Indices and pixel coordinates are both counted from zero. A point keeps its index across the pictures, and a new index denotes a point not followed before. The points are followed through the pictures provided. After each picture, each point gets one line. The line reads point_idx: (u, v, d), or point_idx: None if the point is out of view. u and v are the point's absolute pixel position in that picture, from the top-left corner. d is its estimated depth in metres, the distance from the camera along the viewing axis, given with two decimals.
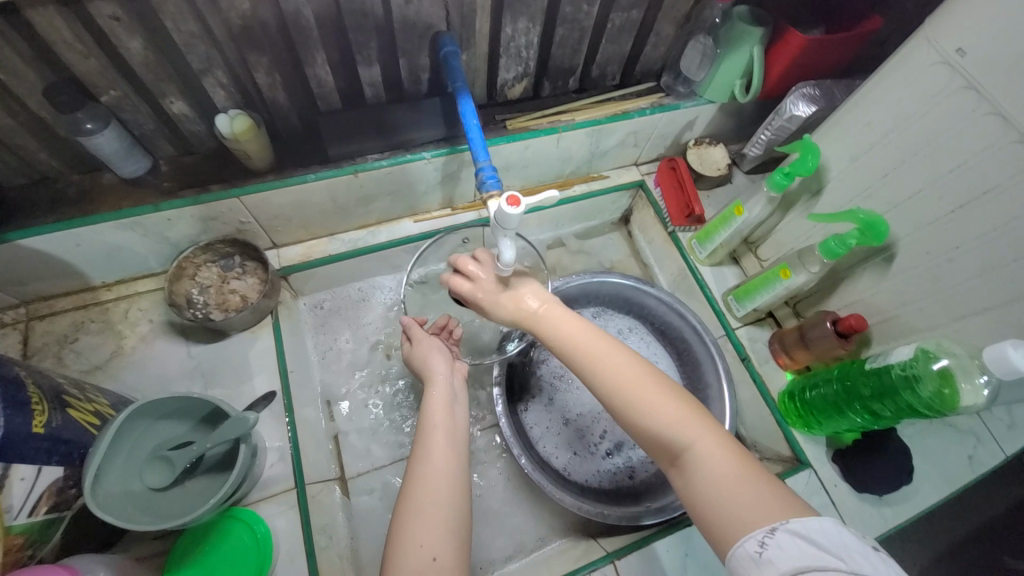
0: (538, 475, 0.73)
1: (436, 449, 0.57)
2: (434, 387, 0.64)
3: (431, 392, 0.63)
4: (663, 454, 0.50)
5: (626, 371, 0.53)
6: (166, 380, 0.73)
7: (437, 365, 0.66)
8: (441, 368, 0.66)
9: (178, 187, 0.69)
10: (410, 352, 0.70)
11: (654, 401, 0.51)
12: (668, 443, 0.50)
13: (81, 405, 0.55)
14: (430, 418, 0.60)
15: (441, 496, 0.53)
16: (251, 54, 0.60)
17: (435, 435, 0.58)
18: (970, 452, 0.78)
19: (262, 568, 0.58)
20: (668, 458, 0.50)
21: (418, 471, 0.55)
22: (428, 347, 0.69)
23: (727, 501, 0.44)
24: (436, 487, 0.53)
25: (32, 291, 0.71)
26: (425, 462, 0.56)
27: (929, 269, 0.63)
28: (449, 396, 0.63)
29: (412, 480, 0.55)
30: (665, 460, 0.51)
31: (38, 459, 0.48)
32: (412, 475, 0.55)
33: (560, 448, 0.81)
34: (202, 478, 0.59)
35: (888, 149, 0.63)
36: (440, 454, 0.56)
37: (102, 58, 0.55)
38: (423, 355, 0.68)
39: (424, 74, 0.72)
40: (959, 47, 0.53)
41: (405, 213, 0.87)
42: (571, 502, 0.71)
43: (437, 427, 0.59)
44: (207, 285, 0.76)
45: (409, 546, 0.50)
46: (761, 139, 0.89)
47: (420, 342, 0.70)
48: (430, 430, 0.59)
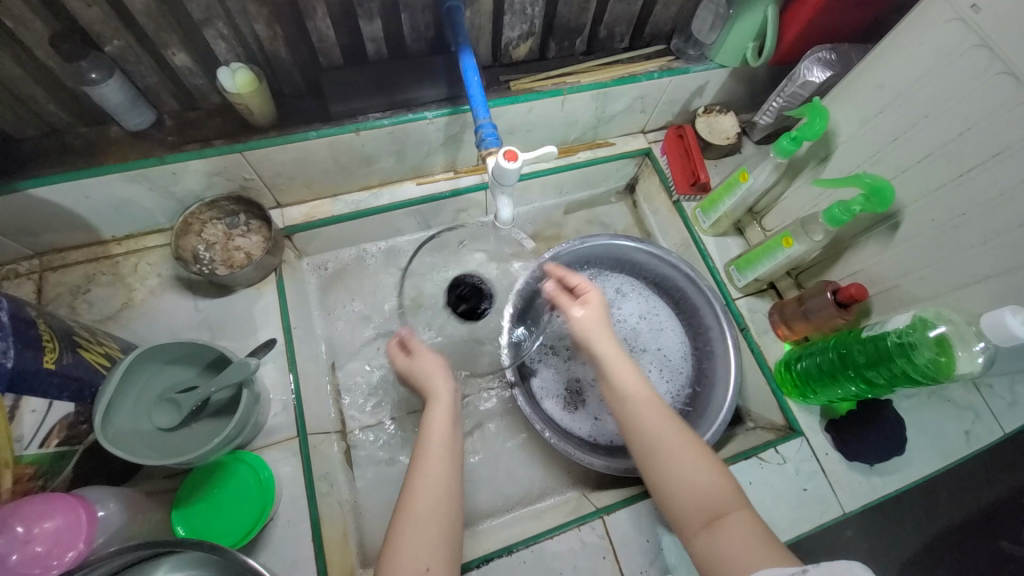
0: (565, 446, 0.74)
1: (432, 466, 0.58)
2: (436, 402, 0.64)
3: (432, 414, 0.62)
4: (696, 517, 0.54)
5: (673, 431, 0.59)
6: (173, 331, 0.75)
7: (439, 379, 0.66)
8: (449, 388, 0.65)
9: (182, 141, 0.69)
10: (410, 365, 0.68)
11: (698, 463, 0.57)
12: (704, 505, 0.54)
13: (92, 347, 0.58)
14: (432, 433, 0.60)
15: (433, 512, 0.54)
16: (251, 5, 0.60)
17: (438, 454, 0.59)
18: (967, 428, 0.77)
19: (264, 509, 0.61)
20: (700, 520, 0.53)
21: (417, 487, 0.56)
22: (432, 361, 0.67)
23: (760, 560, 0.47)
24: (428, 504, 0.55)
25: (46, 243, 0.73)
26: (423, 478, 0.57)
27: (933, 236, 0.62)
28: (455, 405, 0.65)
29: (411, 490, 0.56)
30: (695, 523, 0.54)
31: (48, 394, 0.51)
32: (409, 492, 0.56)
33: (581, 418, 0.82)
34: (208, 421, 0.63)
35: (898, 112, 0.62)
36: (441, 473, 0.57)
37: (105, 6, 0.56)
38: (432, 368, 0.67)
39: (428, 31, 0.71)
40: (975, 2, 0.52)
41: (407, 176, 0.88)
42: (600, 464, 0.73)
43: (435, 443, 0.60)
44: (212, 241, 0.78)
45: (407, 554, 0.51)
46: (773, 107, 0.86)
47: (420, 357, 0.68)
48: (428, 449, 0.59)
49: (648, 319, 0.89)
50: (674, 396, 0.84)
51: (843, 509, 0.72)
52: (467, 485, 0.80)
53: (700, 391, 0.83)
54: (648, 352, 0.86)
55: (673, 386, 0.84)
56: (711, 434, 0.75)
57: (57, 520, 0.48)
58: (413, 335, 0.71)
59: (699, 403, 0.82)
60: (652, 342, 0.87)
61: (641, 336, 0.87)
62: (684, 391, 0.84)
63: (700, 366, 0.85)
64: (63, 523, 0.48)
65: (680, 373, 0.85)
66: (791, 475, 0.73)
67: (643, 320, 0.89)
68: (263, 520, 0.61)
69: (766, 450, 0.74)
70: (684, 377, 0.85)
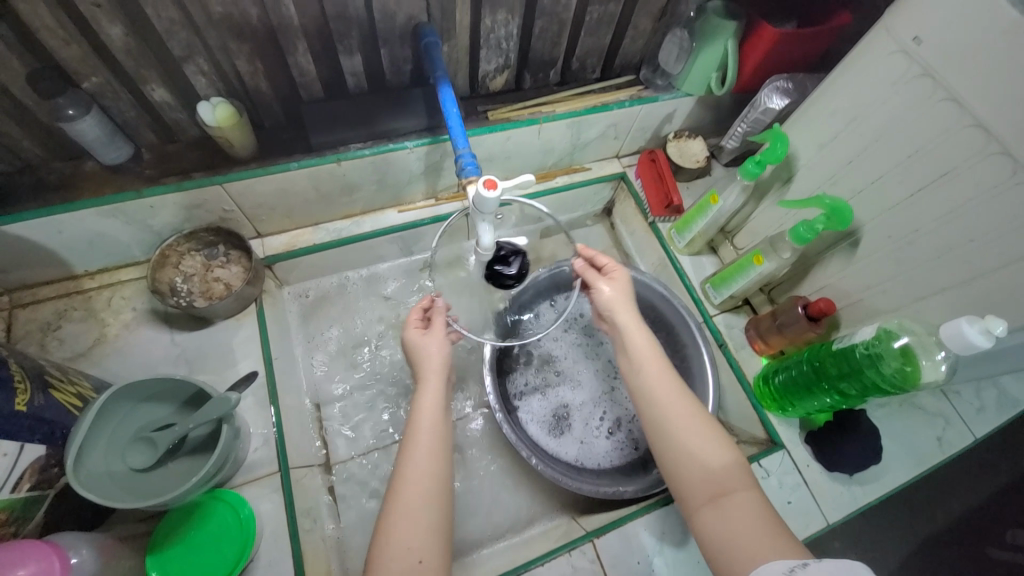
0: (553, 472, 0.74)
1: (421, 453, 0.56)
2: (424, 386, 0.62)
3: (423, 397, 0.61)
4: (701, 491, 0.55)
5: (685, 406, 0.60)
6: (149, 366, 0.73)
7: (436, 363, 0.63)
8: (441, 369, 0.63)
9: (161, 174, 0.69)
10: (418, 340, 0.65)
11: (708, 439, 0.57)
12: (711, 482, 0.55)
13: (64, 387, 0.56)
14: (417, 420, 0.59)
15: (422, 501, 0.53)
16: (232, 42, 0.61)
17: (424, 440, 0.58)
18: (939, 434, 0.80)
19: (245, 549, 0.59)
20: (705, 495, 0.54)
21: (406, 476, 0.55)
22: (438, 344, 0.64)
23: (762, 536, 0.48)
24: (416, 493, 0.53)
25: (14, 279, 0.71)
26: (412, 467, 0.55)
27: (892, 251, 0.66)
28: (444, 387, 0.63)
29: (398, 482, 0.55)
30: (699, 498, 0.55)
31: (19, 436, 0.49)
32: (398, 483, 0.55)
33: (567, 443, 0.82)
34: (185, 459, 0.61)
35: (852, 136, 0.67)
36: (429, 460, 0.56)
37: (83, 44, 0.56)
38: (438, 350, 0.64)
39: (407, 65, 0.74)
40: (915, 36, 0.56)
41: (389, 204, 0.89)
42: (588, 488, 0.73)
43: (426, 432, 0.58)
44: (191, 273, 0.77)
45: (397, 551, 0.50)
46: (738, 132, 0.91)
47: (432, 334, 0.65)
48: (417, 436, 0.58)
49: None
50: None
51: (826, 520, 0.74)
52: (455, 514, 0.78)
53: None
54: None
55: None
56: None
57: (30, 567, 0.45)
58: (441, 308, 0.67)
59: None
60: None
61: None
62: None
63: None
64: (36, 571, 0.46)
65: None
66: (774, 488, 0.74)
67: None
68: (244, 560, 0.59)
69: (750, 464, 0.76)
70: None
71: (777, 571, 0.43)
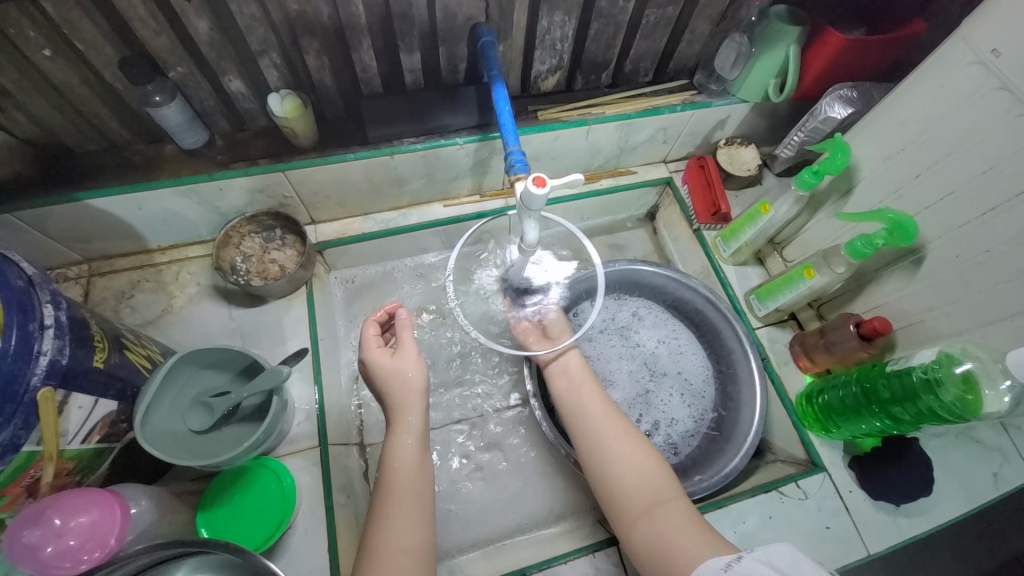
0: None
1: (400, 497, 0.56)
2: (400, 431, 0.61)
3: (399, 436, 0.60)
4: (637, 503, 0.58)
5: (617, 425, 0.65)
6: (207, 338, 0.79)
7: (411, 390, 0.62)
8: (418, 418, 0.62)
9: (230, 159, 0.74)
10: (387, 367, 0.62)
11: (641, 454, 0.61)
12: (646, 492, 0.58)
13: (136, 349, 0.61)
14: (396, 474, 0.58)
15: (411, 543, 0.54)
16: (304, 38, 0.65)
17: (400, 498, 0.57)
18: (996, 470, 0.75)
19: (285, 516, 0.62)
20: (641, 507, 0.57)
21: (377, 544, 0.53)
22: (411, 365, 0.62)
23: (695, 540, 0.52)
24: (404, 535, 0.54)
25: (97, 250, 0.78)
26: (394, 510, 0.55)
27: (957, 272, 0.62)
28: (422, 428, 0.62)
29: (379, 524, 0.55)
30: (634, 511, 0.57)
31: (96, 391, 0.53)
32: (379, 525, 0.55)
33: None
34: (236, 426, 0.65)
35: (921, 149, 0.63)
36: (406, 520, 0.55)
37: (172, 36, 0.61)
38: (413, 380, 0.62)
39: (462, 64, 0.76)
40: (995, 48, 0.53)
41: (435, 198, 0.91)
42: None
43: (407, 471, 0.58)
44: (250, 253, 0.82)
45: None
46: (794, 140, 0.88)
47: (402, 358, 0.62)
48: (399, 477, 0.58)
49: (668, 344, 0.89)
50: (698, 420, 0.84)
51: (868, 550, 0.70)
52: (481, 504, 0.80)
53: (726, 415, 0.82)
54: (669, 376, 0.86)
55: (695, 411, 0.84)
56: (739, 460, 0.74)
57: (91, 514, 0.50)
58: (407, 324, 0.64)
59: (725, 427, 0.80)
60: (672, 366, 0.87)
61: (660, 361, 0.87)
62: (708, 416, 0.84)
63: (725, 390, 0.84)
64: (96, 519, 0.50)
65: (702, 398, 0.85)
66: (813, 511, 0.72)
67: (662, 344, 0.89)
68: (283, 526, 0.62)
69: (787, 484, 0.73)
70: (706, 401, 0.85)
71: (714, 565, 0.47)
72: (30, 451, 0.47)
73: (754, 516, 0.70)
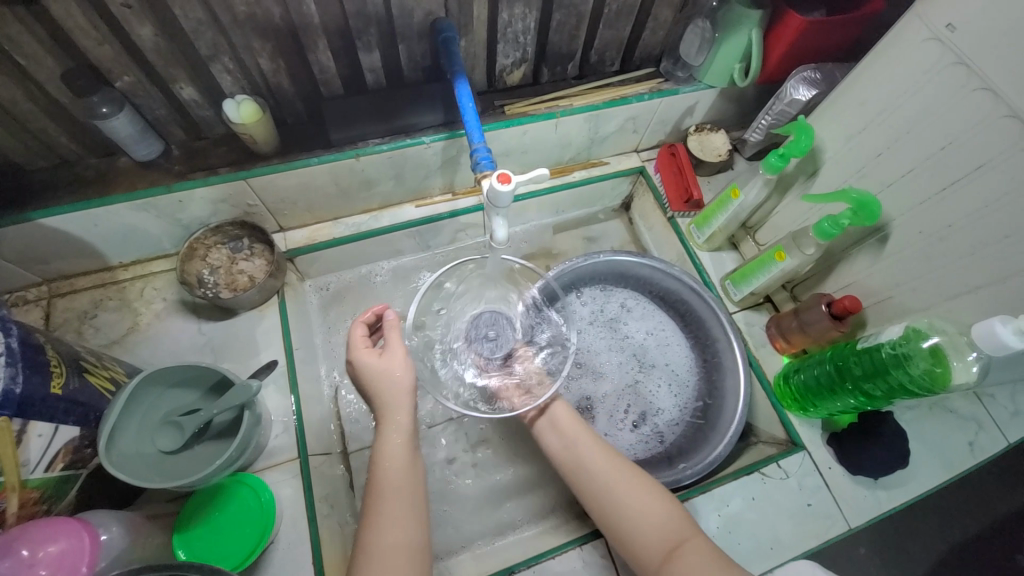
0: None
1: (390, 496, 0.55)
2: (388, 428, 0.59)
3: (387, 435, 0.59)
4: (656, 550, 0.56)
5: (619, 471, 0.63)
6: (177, 354, 0.77)
7: (399, 388, 0.60)
8: (408, 408, 0.60)
9: (188, 170, 0.72)
10: (373, 365, 0.60)
11: (649, 497, 0.60)
12: (663, 537, 0.56)
13: (98, 371, 0.59)
14: (385, 473, 0.57)
15: (404, 542, 0.53)
16: (256, 41, 0.62)
17: (391, 498, 0.56)
18: (971, 438, 0.76)
19: (265, 532, 0.61)
20: (661, 553, 0.55)
21: (370, 548, 0.52)
22: (400, 362, 0.60)
23: None
24: (395, 535, 0.53)
25: (55, 270, 0.75)
26: (385, 510, 0.55)
27: (922, 247, 0.63)
28: (412, 420, 0.60)
29: (370, 526, 0.54)
30: (656, 560, 0.55)
31: (55, 418, 0.51)
32: (369, 528, 0.54)
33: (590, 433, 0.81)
34: (209, 444, 0.63)
35: (882, 128, 0.64)
36: (401, 520, 0.54)
37: (116, 44, 0.58)
38: (400, 379, 0.60)
39: (424, 61, 0.74)
40: (950, 23, 0.54)
41: (406, 199, 0.90)
42: None
43: (397, 471, 0.57)
44: (217, 265, 0.80)
45: None
46: (762, 124, 0.89)
47: (390, 357, 0.60)
48: (388, 477, 0.57)
49: (655, 335, 0.89)
50: (683, 409, 0.84)
51: (849, 524, 0.72)
52: (468, 505, 0.79)
53: (711, 404, 0.82)
54: (657, 367, 0.87)
55: (681, 400, 0.85)
56: (723, 446, 0.75)
57: (61, 543, 0.49)
58: (396, 323, 0.63)
59: (711, 416, 0.81)
60: (659, 357, 0.88)
61: (648, 352, 0.88)
62: (693, 405, 0.84)
63: (711, 378, 0.84)
64: (66, 548, 0.49)
65: (688, 387, 0.86)
66: (794, 490, 0.73)
67: (650, 336, 0.89)
68: (265, 542, 0.61)
69: (768, 464, 0.74)
70: (692, 391, 0.85)
71: None
72: None
73: (738, 498, 0.71)
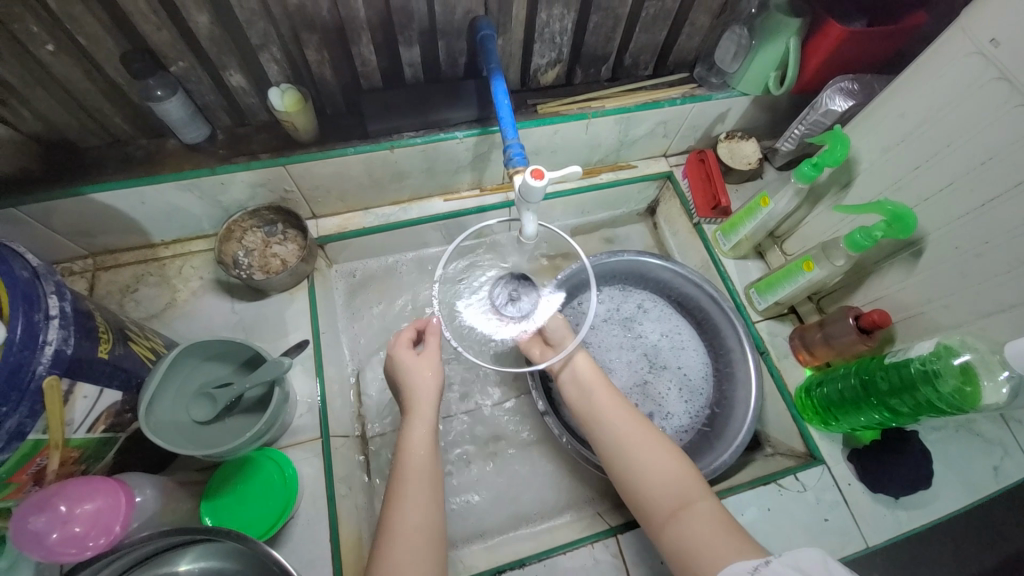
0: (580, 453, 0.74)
1: (411, 484, 0.57)
2: (412, 422, 0.63)
3: (413, 427, 0.62)
4: (662, 506, 0.57)
5: (635, 425, 0.64)
6: (210, 330, 0.80)
7: (428, 382, 0.65)
8: (433, 386, 0.65)
9: (232, 154, 0.75)
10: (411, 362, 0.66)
11: (662, 453, 0.60)
12: (671, 495, 0.57)
13: (141, 340, 0.62)
14: (407, 462, 0.59)
15: (425, 527, 0.55)
16: (304, 32, 0.65)
17: (415, 482, 0.58)
18: (996, 463, 0.74)
19: (287, 506, 0.63)
20: (667, 509, 0.56)
21: (394, 525, 0.55)
22: (431, 363, 0.67)
23: (723, 542, 0.50)
24: (417, 519, 0.55)
25: (100, 244, 0.79)
26: (405, 496, 0.57)
27: (957, 263, 0.62)
28: (436, 393, 0.65)
29: (390, 512, 0.56)
30: (661, 515, 0.56)
31: (100, 381, 0.54)
32: (391, 514, 0.56)
33: None
34: (238, 417, 0.66)
35: (918, 142, 0.64)
36: (420, 505, 0.56)
37: (173, 31, 0.61)
38: (428, 376, 0.65)
39: (462, 58, 0.76)
40: (994, 38, 0.53)
41: (436, 193, 0.92)
42: None
43: (415, 462, 0.59)
44: (252, 248, 0.82)
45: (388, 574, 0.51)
46: (795, 133, 0.88)
47: (425, 357, 0.67)
48: (409, 466, 0.59)
49: (670, 338, 0.89)
50: (693, 415, 0.84)
51: (866, 541, 0.70)
52: (479, 497, 0.80)
53: (719, 411, 0.82)
54: (668, 370, 0.87)
55: (691, 406, 0.84)
56: (728, 455, 0.75)
57: (97, 501, 0.51)
58: (437, 329, 0.69)
59: (717, 422, 0.81)
60: (672, 360, 0.88)
61: (661, 354, 0.88)
62: (702, 411, 0.84)
63: (721, 387, 0.84)
64: (102, 506, 0.51)
65: (700, 394, 0.85)
66: (811, 503, 0.72)
67: (665, 337, 0.89)
68: (287, 515, 0.63)
69: (786, 476, 0.73)
70: (703, 398, 0.85)
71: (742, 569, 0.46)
72: (36, 439, 0.47)
73: (753, 507, 0.71)
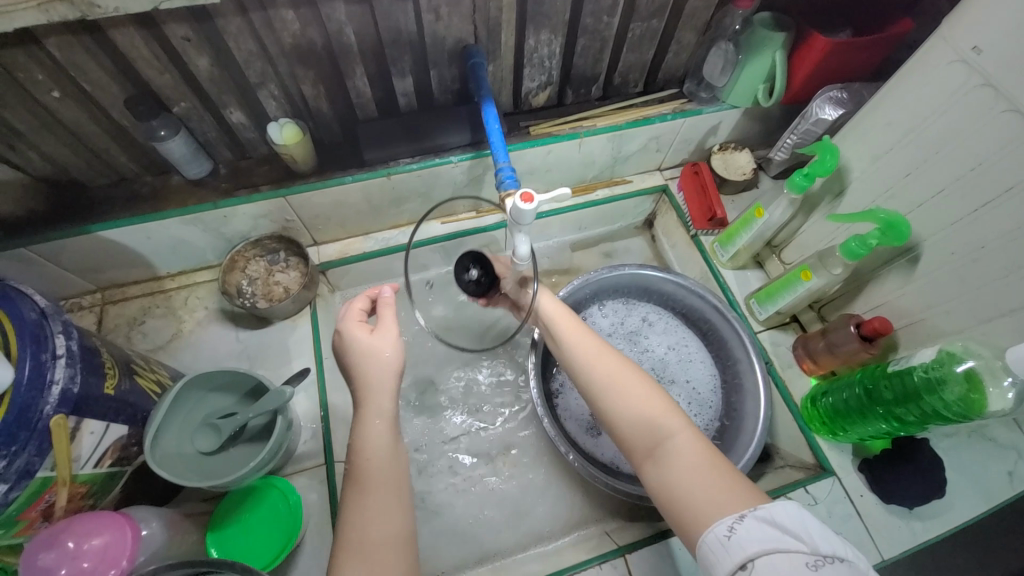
0: (589, 471, 0.73)
1: (372, 489, 0.55)
2: (370, 416, 0.59)
3: (373, 422, 0.58)
4: (641, 443, 0.56)
5: (609, 365, 0.62)
6: (216, 359, 0.81)
7: (387, 361, 0.60)
8: (395, 365, 0.61)
9: (233, 187, 0.77)
10: (366, 340, 0.60)
11: (637, 389, 0.59)
12: (649, 431, 0.56)
13: (146, 374, 0.63)
14: (368, 466, 0.56)
15: (389, 536, 0.52)
16: (299, 69, 0.67)
17: (379, 488, 0.55)
18: (1011, 468, 0.73)
19: (292, 535, 0.63)
20: (645, 449, 0.55)
21: (356, 537, 0.52)
22: (389, 341, 0.61)
23: (702, 481, 0.50)
24: (380, 527, 0.52)
25: (108, 279, 0.81)
26: (367, 503, 0.54)
27: (954, 268, 0.62)
28: (400, 367, 0.61)
29: (351, 521, 0.53)
30: (641, 454, 0.56)
31: (107, 416, 0.55)
32: (351, 522, 0.53)
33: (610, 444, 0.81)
34: (242, 447, 0.67)
35: (907, 150, 0.64)
36: (381, 513, 0.54)
37: (175, 74, 0.64)
38: (389, 356, 0.60)
39: (454, 85, 0.78)
40: (976, 45, 0.54)
41: (434, 215, 0.93)
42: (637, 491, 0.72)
43: (379, 465, 0.56)
44: (255, 277, 0.84)
45: None
46: (787, 143, 0.88)
47: (380, 332, 0.61)
48: (370, 467, 0.56)
49: (677, 350, 0.89)
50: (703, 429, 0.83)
51: (882, 555, 0.69)
52: (485, 518, 0.80)
53: (729, 424, 0.82)
54: (677, 383, 0.86)
55: (701, 420, 0.83)
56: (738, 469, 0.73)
57: (104, 536, 0.52)
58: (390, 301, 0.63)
59: (728, 436, 0.80)
60: (681, 373, 0.87)
61: (669, 367, 0.87)
62: (713, 424, 0.83)
63: (730, 399, 0.83)
64: (109, 541, 0.52)
65: (709, 407, 0.84)
66: (822, 517, 0.70)
67: (672, 350, 0.89)
68: (292, 544, 0.63)
69: (796, 489, 0.72)
70: (713, 410, 0.84)
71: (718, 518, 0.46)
72: (44, 476, 0.48)
73: None
